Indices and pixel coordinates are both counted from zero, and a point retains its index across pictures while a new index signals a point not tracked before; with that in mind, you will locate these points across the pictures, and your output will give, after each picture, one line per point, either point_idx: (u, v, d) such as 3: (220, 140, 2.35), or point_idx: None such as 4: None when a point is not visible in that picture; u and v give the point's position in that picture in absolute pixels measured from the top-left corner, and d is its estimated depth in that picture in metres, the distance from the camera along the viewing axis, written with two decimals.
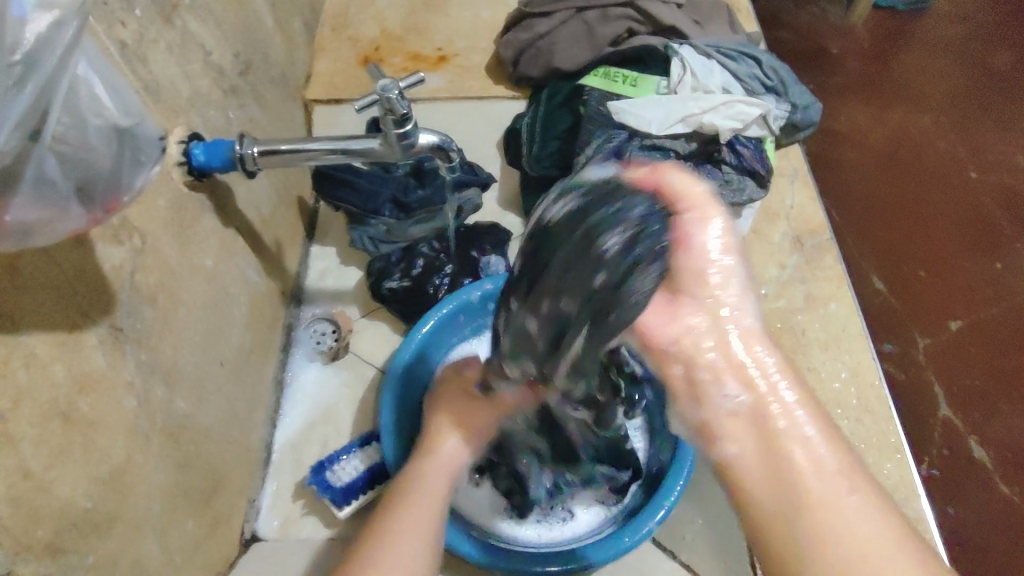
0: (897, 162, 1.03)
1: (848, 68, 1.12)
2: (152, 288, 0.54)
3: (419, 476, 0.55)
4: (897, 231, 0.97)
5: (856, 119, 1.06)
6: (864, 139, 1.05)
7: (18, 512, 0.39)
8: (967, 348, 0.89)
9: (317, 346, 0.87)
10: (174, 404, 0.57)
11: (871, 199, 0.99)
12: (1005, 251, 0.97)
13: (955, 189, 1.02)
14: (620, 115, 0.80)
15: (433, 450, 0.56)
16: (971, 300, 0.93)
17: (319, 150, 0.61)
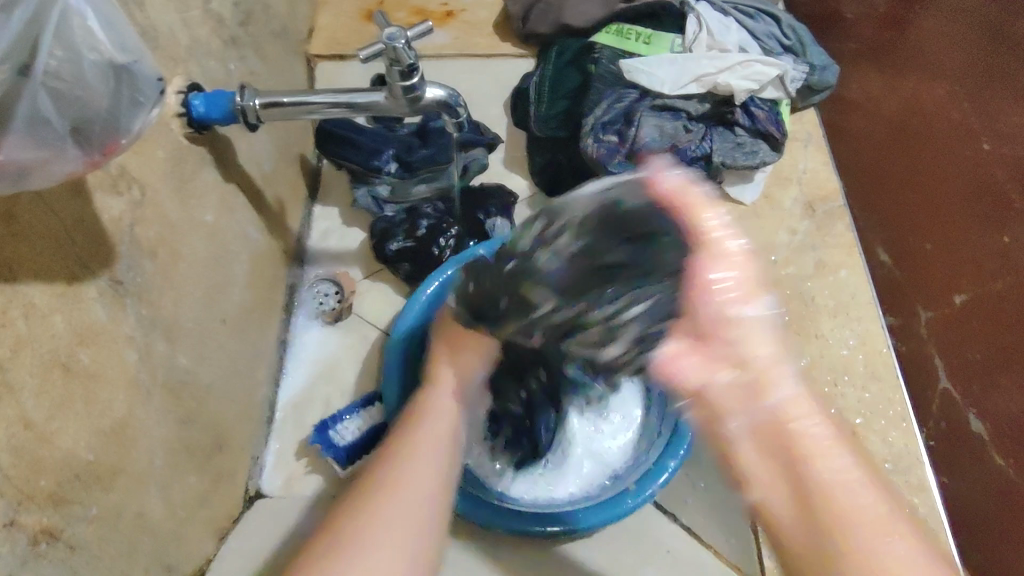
0: None
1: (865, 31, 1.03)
2: (153, 241, 0.53)
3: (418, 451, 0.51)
4: (905, 202, 0.92)
5: (869, 87, 1.02)
6: (875, 108, 1.01)
7: (20, 462, 0.39)
8: None
9: (320, 306, 0.87)
10: (176, 359, 0.57)
11: (877, 171, 0.96)
12: None
13: None
14: (633, 74, 0.78)
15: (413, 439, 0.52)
16: None
17: (322, 103, 0.60)
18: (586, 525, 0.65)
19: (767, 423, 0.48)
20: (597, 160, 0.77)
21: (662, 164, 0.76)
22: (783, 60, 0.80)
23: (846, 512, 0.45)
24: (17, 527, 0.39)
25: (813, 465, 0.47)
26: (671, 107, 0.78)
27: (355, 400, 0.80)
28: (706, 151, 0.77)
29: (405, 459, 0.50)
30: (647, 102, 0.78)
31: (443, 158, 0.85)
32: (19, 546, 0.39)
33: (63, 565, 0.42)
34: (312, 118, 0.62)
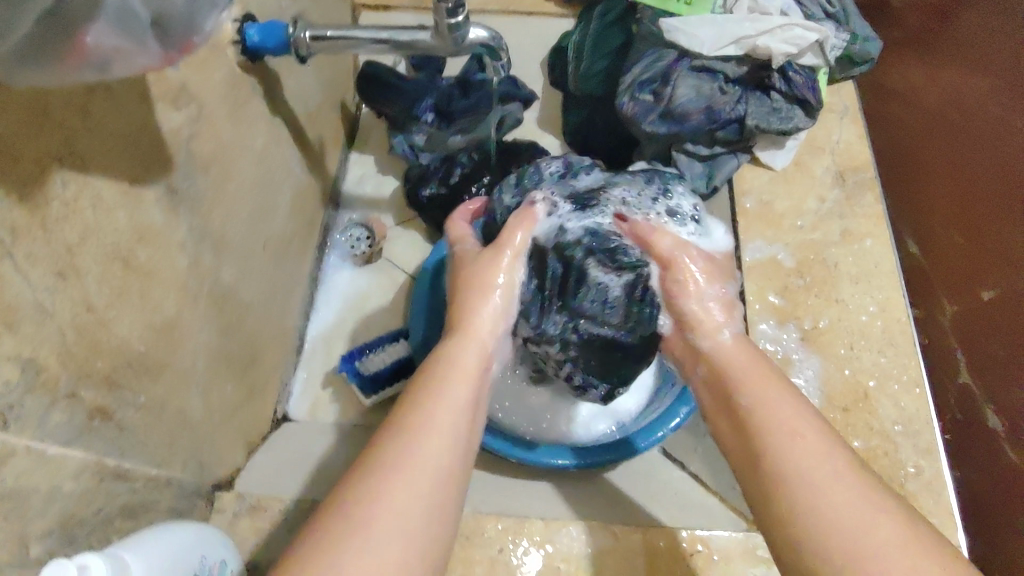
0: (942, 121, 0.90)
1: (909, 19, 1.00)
2: (207, 158, 0.56)
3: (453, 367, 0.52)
4: (933, 191, 0.90)
5: (909, 73, 0.98)
6: (915, 96, 0.96)
7: (81, 340, 0.42)
8: (993, 319, 0.77)
9: (352, 250, 0.91)
10: (220, 274, 0.60)
11: (915, 160, 0.94)
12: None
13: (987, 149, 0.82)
14: (673, 34, 0.77)
15: (467, 340, 0.56)
16: (1001, 269, 0.78)
17: (364, 38, 0.62)
18: (598, 458, 0.68)
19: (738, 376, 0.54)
20: (632, 118, 0.79)
21: (696, 123, 0.78)
22: (824, 25, 0.78)
23: (787, 469, 0.46)
24: (75, 399, 0.42)
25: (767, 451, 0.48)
26: (709, 69, 0.78)
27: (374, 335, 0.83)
28: (742, 113, 0.78)
29: (441, 378, 0.51)
30: (686, 64, 0.78)
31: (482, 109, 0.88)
32: (75, 417, 0.42)
33: (112, 442, 0.46)
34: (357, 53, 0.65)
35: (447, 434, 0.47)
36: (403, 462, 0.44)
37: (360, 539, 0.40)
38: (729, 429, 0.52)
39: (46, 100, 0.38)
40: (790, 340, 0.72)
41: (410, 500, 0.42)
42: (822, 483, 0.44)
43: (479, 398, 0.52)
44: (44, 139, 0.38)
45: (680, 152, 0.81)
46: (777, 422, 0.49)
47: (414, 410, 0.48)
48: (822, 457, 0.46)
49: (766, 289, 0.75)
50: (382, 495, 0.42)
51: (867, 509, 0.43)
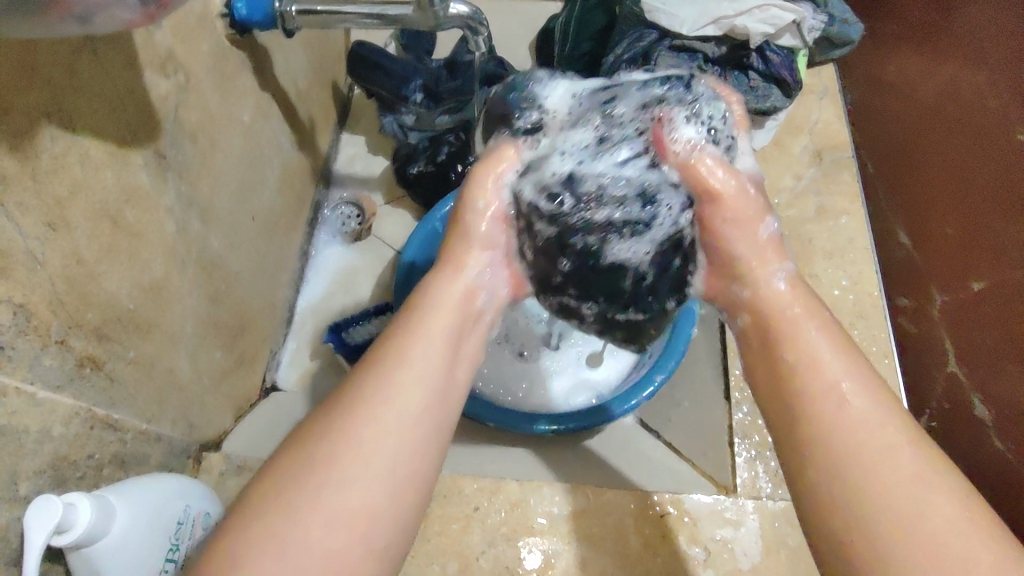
0: (942, 114, 0.92)
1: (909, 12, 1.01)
2: (195, 126, 0.59)
3: (436, 300, 0.49)
4: (929, 187, 0.93)
5: (906, 67, 1.00)
6: (909, 93, 0.99)
7: (70, 290, 0.44)
8: (984, 307, 0.81)
9: (342, 226, 0.93)
10: (208, 241, 0.62)
11: (913, 155, 0.96)
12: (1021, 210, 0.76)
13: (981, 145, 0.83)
14: (655, 14, 0.79)
15: (457, 270, 0.52)
16: (997, 260, 0.80)
17: (354, 14, 0.63)
18: (574, 424, 0.69)
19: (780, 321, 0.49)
20: None
21: None
22: (801, 5, 0.79)
23: (835, 419, 0.43)
24: (65, 346, 0.44)
25: (811, 399, 0.44)
26: (689, 49, 0.80)
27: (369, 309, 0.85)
28: None
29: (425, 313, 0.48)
30: (666, 44, 0.80)
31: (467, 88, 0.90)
32: (66, 364, 0.44)
33: (102, 393, 0.48)
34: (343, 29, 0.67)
35: (423, 375, 0.45)
36: (374, 405, 0.42)
37: (327, 490, 0.39)
38: (761, 376, 0.49)
39: (36, 59, 0.40)
40: None
41: (381, 448, 0.41)
42: (870, 437, 0.42)
43: (465, 331, 0.50)
44: (35, 95, 0.40)
45: None
46: (825, 371, 0.45)
47: (390, 348, 0.45)
48: (879, 417, 0.42)
49: None
50: (360, 433, 0.41)
51: (915, 468, 0.40)
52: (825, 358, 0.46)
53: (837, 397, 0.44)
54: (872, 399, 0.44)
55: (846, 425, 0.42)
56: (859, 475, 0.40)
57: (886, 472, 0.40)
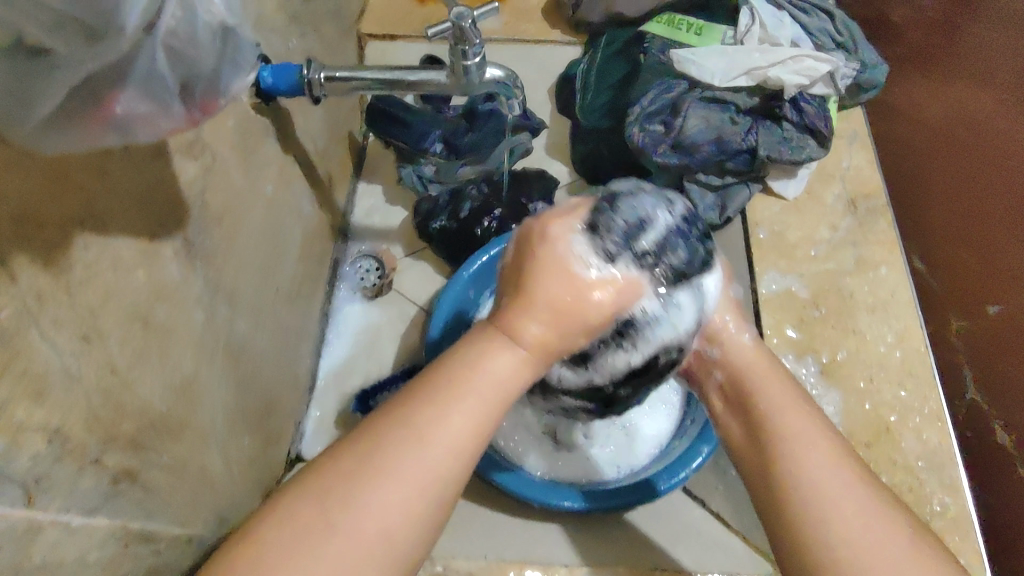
0: (948, 140, 0.90)
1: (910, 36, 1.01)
2: (219, 209, 0.57)
3: (490, 370, 0.41)
4: (940, 212, 0.89)
5: (911, 92, 0.98)
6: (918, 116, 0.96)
7: (107, 404, 0.42)
8: (997, 337, 0.78)
9: (362, 282, 0.91)
10: (235, 325, 0.61)
11: (924, 180, 0.93)
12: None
13: (999, 169, 0.82)
14: (684, 63, 0.78)
15: (518, 340, 0.43)
16: (1006, 286, 0.78)
17: (369, 80, 0.62)
18: (619, 502, 0.66)
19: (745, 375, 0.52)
20: (643, 148, 0.78)
21: (704, 156, 0.77)
22: (833, 54, 0.79)
23: (793, 445, 0.45)
24: (101, 465, 0.41)
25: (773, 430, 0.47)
26: (720, 99, 0.77)
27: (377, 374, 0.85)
28: (752, 143, 0.77)
29: (475, 384, 0.41)
30: (696, 94, 0.78)
31: (486, 141, 0.89)
32: (102, 483, 0.41)
33: (138, 505, 0.45)
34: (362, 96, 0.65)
35: (444, 460, 0.38)
36: (386, 473, 0.37)
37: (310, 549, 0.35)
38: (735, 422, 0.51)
39: (68, 166, 0.37)
40: (810, 374, 0.70)
41: (372, 528, 0.36)
42: (817, 457, 0.44)
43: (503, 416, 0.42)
44: (66, 204, 0.37)
45: (692, 183, 0.79)
46: (784, 405, 0.48)
47: (426, 413, 0.39)
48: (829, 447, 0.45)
49: (783, 321, 0.73)
50: (365, 498, 0.37)
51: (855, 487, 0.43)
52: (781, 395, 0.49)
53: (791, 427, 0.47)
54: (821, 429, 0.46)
55: (796, 447, 0.45)
56: (806, 487, 0.43)
57: (829, 484, 0.43)
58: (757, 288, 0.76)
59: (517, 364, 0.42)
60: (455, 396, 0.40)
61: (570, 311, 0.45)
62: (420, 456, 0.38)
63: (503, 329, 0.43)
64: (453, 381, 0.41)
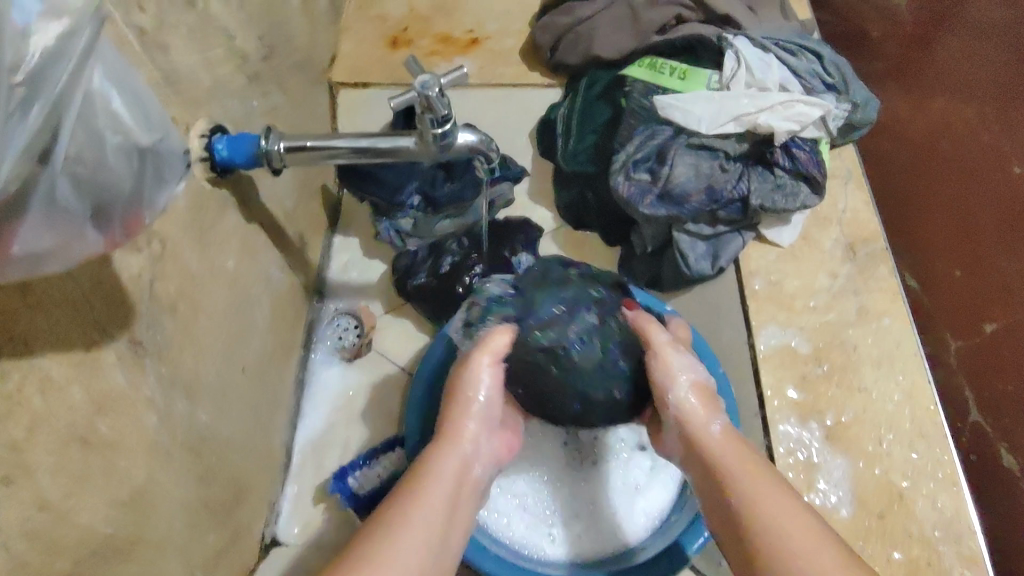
0: (937, 152, 1.05)
1: (888, 51, 1.14)
2: (173, 297, 0.53)
3: (445, 466, 0.54)
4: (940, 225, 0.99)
5: (894, 106, 1.09)
6: (904, 129, 1.08)
7: (35, 547, 0.37)
8: (1001, 351, 0.91)
9: (339, 342, 0.86)
10: (196, 417, 0.56)
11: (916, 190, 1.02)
12: (1001, 260, 0.96)
13: (991, 182, 1.01)
14: (668, 111, 0.74)
15: (457, 440, 0.56)
16: (1011, 302, 0.93)
17: (345, 148, 0.58)
18: None
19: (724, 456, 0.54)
20: (628, 200, 0.74)
21: (695, 206, 0.74)
22: (823, 97, 0.76)
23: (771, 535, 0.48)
24: None
25: (747, 505, 0.50)
26: (708, 146, 0.74)
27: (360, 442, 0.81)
28: (744, 192, 0.73)
29: (431, 474, 0.53)
30: (682, 141, 0.74)
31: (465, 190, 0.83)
32: None
33: None
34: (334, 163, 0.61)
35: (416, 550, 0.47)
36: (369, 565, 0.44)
37: None
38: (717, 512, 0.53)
39: None
40: (815, 440, 0.66)
41: None
42: (797, 537, 0.47)
43: (457, 512, 0.53)
44: None
45: (681, 233, 0.75)
46: (754, 485, 0.51)
47: (392, 517, 0.48)
48: (810, 532, 0.47)
49: (784, 381, 0.69)
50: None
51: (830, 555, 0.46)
52: (746, 474, 0.52)
53: (755, 508, 0.50)
54: (779, 497, 0.50)
55: (769, 527, 0.48)
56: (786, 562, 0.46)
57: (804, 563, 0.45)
58: (756, 344, 0.72)
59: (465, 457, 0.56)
60: (415, 501, 0.50)
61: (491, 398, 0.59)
62: (394, 548, 0.46)
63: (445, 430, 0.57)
64: (408, 489, 0.51)
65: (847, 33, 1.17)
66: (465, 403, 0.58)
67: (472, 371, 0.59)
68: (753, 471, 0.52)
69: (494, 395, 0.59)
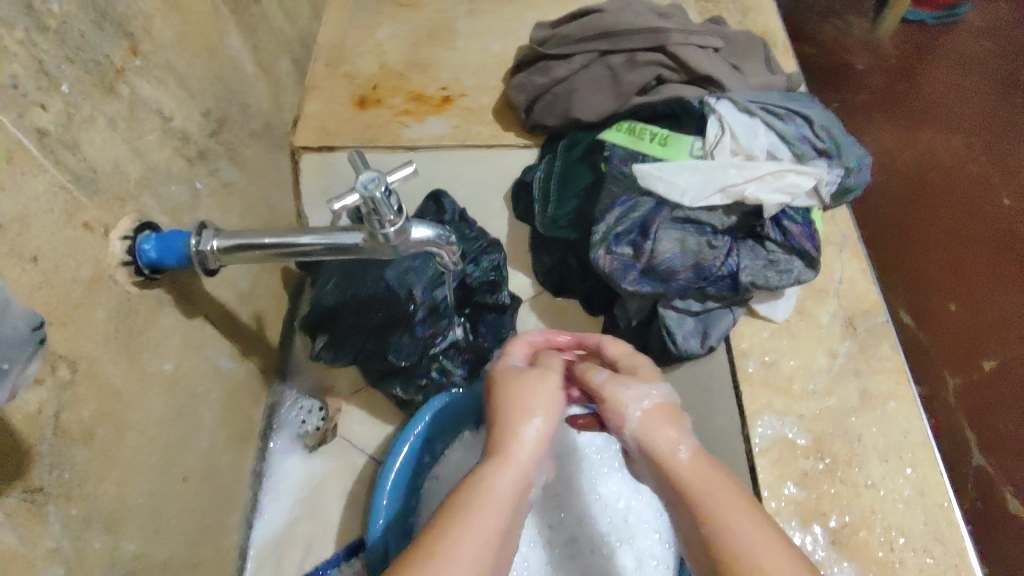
0: (926, 184, 1.30)
1: (875, 87, 1.43)
2: (89, 423, 0.46)
3: (499, 482, 0.42)
4: (928, 260, 1.21)
5: (885, 139, 1.35)
6: (891, 159, 1.32)
7: None
8: (998, 388, 1.10)
9: (302, 429, 0.80)
10: (119, 550, 0.49)
11: (897, 219, 1.25)
12: (975, 295, 1.18)
13: (976, 210, 1.28)
14: (650, 180, 0.69)
15: (511, 444, 0.45)
16: (1003, 341, 1.14)
17: (313, 245, 0.51)
18: None
19: (697, 482, 0.42)
20: (611, 275, 0.68)
21: (682, 284, 0.68)
22: (814, 164, 0.71)
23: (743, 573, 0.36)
24: None
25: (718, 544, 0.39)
26: (694, 220, 0.69)
27: (322, 545, 0.73)
28: (734, 268, 0.67)
29: (482, 491, 0.41)
30: (667, 214, 0.69)
31: (424, 270, 0.68)
32: None
33: None
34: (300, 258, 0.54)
35: None
36: None
37: None
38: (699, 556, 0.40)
39: None
40: (819, 547, 0.60)
41: None
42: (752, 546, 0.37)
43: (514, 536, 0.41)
44: None
45: (668, 308, 0.70)
46: (714, 502, 0.40)
47: (436, 556, 0.36)
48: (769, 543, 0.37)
49: (783, 477, 0.63)
50: None
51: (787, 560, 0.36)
52: (709, 500, 0.41)
53: (710, 530, 0.39)
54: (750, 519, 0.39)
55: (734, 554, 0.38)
56: None
57: None
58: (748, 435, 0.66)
59: (515, 465, 0.44)
60: (470, 526, 0.39)
61: (532, 413, 0.47)
62: None
63: (508, 414, 0.47)
64: (453, 516, 0.39)
65: (834, 67, 1.45)
66: (529, 405, 0.48)
67: (519, 385, 0.49)
68: (723, 486, 0.42)
69: (542, 422, 0.47)
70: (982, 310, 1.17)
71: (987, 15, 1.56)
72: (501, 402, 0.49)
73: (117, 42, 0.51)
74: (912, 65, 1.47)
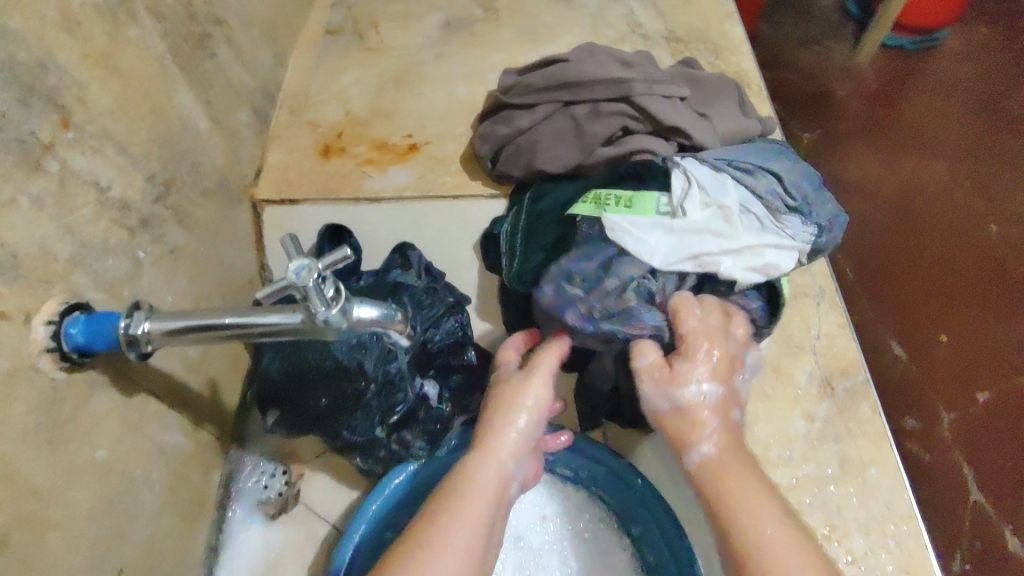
0: (913, 214, 1.28)
1: (861, 115, 1.41)
2: (4, 529, 0.43)
3: (480, 477, 0.53)
4: (919, 294, 1.18)
5: (869, 169, 1.33)
6: (875, 189, 1.31)
7: None
8: (992, 423, 1.07)
9: (264, 493, 0.75)
10: None
11: (882, 251, 1.23)
12: (962, 329, 1.16)
13: (965, 241, 1.25)
14: (618, 233, 0.66)
15: (498, 436, 0.56)
16: (996, 375, 1.11)
17: (280, 324, 0.47)
18: None
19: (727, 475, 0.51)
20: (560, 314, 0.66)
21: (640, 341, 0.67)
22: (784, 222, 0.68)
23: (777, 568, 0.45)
24: None
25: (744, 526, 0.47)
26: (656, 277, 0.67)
27: None
28: None
29: (483, 449, 0.55)
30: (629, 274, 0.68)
31: (373, 344, 0.65)
32: None
33: None
34: (264, 338, 0.50)
35: (475, 531, 0.49)
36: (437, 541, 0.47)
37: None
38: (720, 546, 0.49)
39: None
40: None
41: None
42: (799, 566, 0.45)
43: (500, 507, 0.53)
44: None
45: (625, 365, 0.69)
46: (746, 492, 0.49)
47: (454, 488, 0.52)
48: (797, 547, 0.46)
49: None
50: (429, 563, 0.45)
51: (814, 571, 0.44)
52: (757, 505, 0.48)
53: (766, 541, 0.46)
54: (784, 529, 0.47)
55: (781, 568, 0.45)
56: None
57: None
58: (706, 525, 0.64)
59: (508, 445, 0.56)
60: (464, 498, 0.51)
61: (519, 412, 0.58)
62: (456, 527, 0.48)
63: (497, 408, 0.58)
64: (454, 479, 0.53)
65: (814, 94, 1.45)
66: (511, 406, 0.58)
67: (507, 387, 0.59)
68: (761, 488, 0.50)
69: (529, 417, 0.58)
70: (970, 341, 1.15)
71: (968, 41, 1.55)
72: (492, 407, 0.59)
73: (45, 117, 0.49)
74: (896, 93, 1.46)
